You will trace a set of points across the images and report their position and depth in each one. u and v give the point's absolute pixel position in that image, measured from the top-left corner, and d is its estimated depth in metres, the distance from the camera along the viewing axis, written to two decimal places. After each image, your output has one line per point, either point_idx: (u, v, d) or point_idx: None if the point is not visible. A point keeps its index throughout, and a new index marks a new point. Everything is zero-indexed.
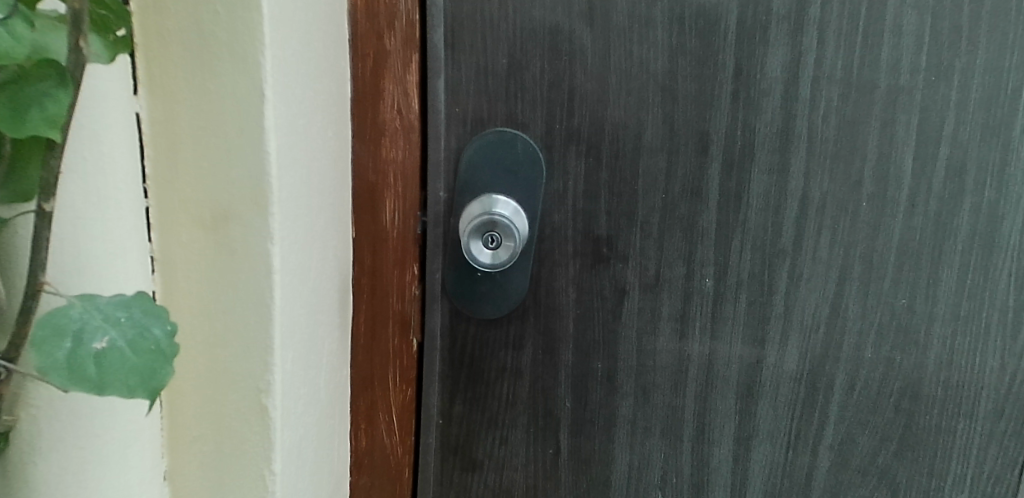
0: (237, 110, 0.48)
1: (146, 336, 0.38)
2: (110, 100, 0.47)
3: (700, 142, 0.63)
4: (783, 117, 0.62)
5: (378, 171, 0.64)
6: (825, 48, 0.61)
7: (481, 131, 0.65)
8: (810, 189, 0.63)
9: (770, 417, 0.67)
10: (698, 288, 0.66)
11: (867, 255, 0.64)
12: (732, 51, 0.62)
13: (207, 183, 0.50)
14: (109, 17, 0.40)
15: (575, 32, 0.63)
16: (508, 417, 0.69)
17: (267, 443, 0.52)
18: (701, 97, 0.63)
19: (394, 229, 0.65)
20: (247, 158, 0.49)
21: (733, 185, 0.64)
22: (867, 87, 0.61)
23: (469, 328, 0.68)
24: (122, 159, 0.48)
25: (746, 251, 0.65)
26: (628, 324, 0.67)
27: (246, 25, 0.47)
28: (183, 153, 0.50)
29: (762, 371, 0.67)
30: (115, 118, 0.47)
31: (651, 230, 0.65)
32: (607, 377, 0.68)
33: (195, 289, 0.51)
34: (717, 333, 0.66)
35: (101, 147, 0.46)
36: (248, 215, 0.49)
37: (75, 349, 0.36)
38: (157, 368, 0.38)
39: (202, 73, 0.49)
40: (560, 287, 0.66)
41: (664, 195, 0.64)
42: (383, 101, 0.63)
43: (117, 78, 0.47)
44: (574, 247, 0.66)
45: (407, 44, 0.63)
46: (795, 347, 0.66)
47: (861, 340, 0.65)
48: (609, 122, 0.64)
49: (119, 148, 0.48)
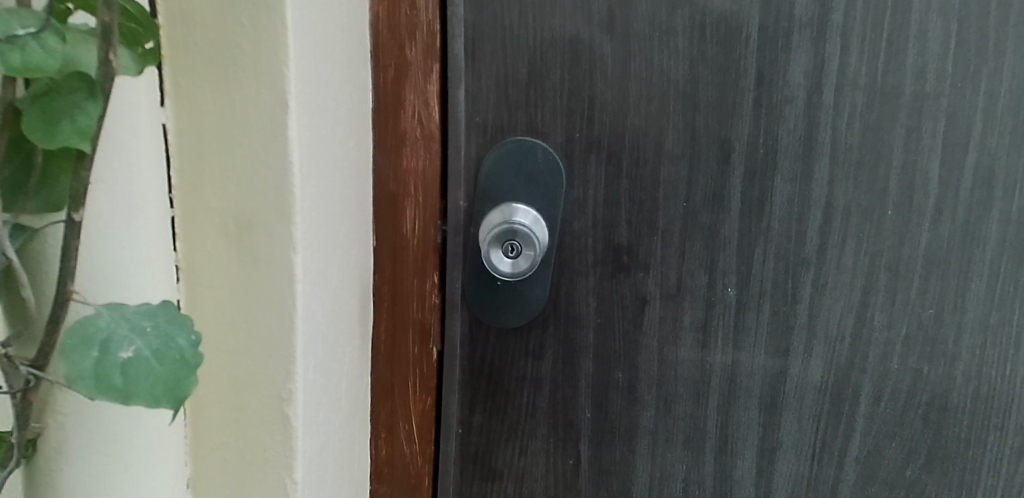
0: (261, 120, 0.49)
1: (171, 345, 0.38)
2: (138, 112, 0.48)
3: (722, 149, 0.63)
4: (806, 125, 0.62)
5: (398, 180, 0.65)
6: (849, 55, 0.61)
7: (501, 140, 0.65)
8: (834, 198, 0.63)
9: (794, 428, 0.67)
10: (720, 298, 0.65)
11: (893, 263, 0.63)
12: (754, 57, 0.62)
13: (231, 192, 0.50)
14: (138, 30, 0.40)
15: (596, 41, 0.62)
16: (528, 426, 0.69)
17: (289, 451, 0.52)
18: (722, 105, 0.62)
19: (414, 238, 0.66)
20: (270, 167, 0.49)
21: (756, 193, 0.63)
22: (892, 94, 0.61)
23: (489, 336, 0.67)
24: (152, 171, 0.49)
25: (769, 260, 0.64)
26: (649, 333, 0.66)
27: (269, 37, 0.48)
28: (208, 163, 0.50)
29: (787, 381, 0.66)
30: (143, 130, 0.48)
31: (672, 238, 0.65)
32: (628, 387, 0.67)
33: (219, 297, 0.51)
34: (740, 343, 0.66)
35: (134, 158, 0.47)
36: (271, 224, 0.50)
37: (103, 358, 0.37)
38: (181, 378, 0.37)
39: (227, 84, 0.49)
40: (580, 296, 0.66)
41: (686, 203, 0.64)
42: (404, 111, 0.64)
43: (144, 89, 0.48)
44: (594, 256, 0.65)
45: (427, 54, 0.63)
46: (819, 357, 0.65)
47: (887, 350, 0.64)
48: (630, 130, 0.64)
49: (150, 160, 0.49)
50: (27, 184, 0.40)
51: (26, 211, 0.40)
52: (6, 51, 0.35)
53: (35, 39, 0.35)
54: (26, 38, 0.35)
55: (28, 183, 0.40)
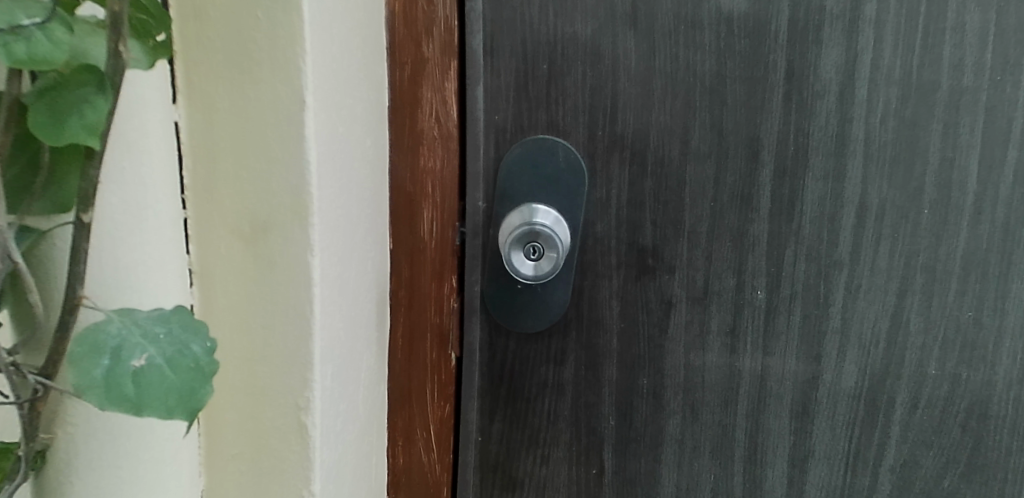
0: (277, 118, 0.47)
1: (185, 353, 0.36)
2: (147, 109, 0.46)
3: (751, 147, 0.61)
4: (838, 121, 0.60)
5: (415, 181, 0.62)
6: (882, 49, 0.59)
7: (521, 138, 0.63)
8: (867, 196, 0.61)
9: (827, 436, 0.64)
10: (749, 301, 0.63)
11: (929, 265, 0.61)
12: (784, 51, 0.59)
13: (246, 193, 0.48)
14: (149, 21, 0.38)
15: (619, 36, 0.61)
16: (549, 434, 0.67)
17: (306, 462, 0.50)
18: (751, 100, 0.60)
19: (432, 240, 0.63)
20: (286, 167, 0.47)
21: (787, 192, 0.61)
22: (927, 88, 0.59)
23: (509, 342, 0.66)
24: (161, 171, 0.47)
25: (800, 261, 0.62)
26: (675, 338, 0.64)
27: (285, 30, 0.46)
28: (222, 163, 0.48)
29: (818, 388, 0.64)
30: (153, 127, 0.46)
31: (698, 239, 0.62)
32: (653, 393, 0.65)
33: (234, 302, 0.50)
34: (770, 347, 0.63)
35: (141, 158, 0.45)
36: (288, 225, 0.48)
37: (114, 367, 0.35)
38: (196, 387, 0.36)
39: (242, 81, 0.47)
40: (603, 300, 0.64)
41: (713, 203, 0.62)
42: (421, 109, 0.62)
43: (155, 86, 0.46)
44: (618, 259, 0.63)
45: (445, 50, 0.61)
46: (853, 362, 0.63)
47: (923, 356, 0.62)
48: (655, 127, 0.61)
49: (161, 160, 0.47)
50: (33, 183, 0.38)
51: (31, 212, 0.38)
52: (11, 43, 0.33)
53: (41, 29, 0.33)
54: (31, 29, 0.33)
55: (34, 182, 0.38)
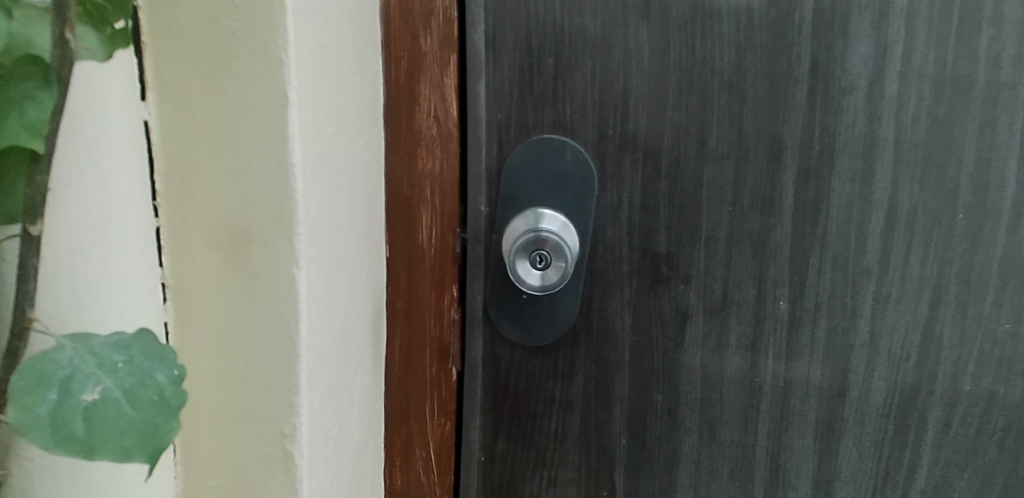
0: (257, 117, 0.43)
1: (146, 384, 0.32)
2: (112, 107, 0.42)
3: (773, 148, 0.57)
4: (867, 119, 0.56)
5: (412, 184, 0.59)
6: (914, 40, 0.54)
7: (525, 138, 0.59)
8: (898, 199, 0.56)
9: (853, 457, 0.60)
10: (771, 312, 0.59)
11: (964, 273, 0.57)
12: (809, 44, 0.55)
13: (223, 200, 0.44)
14: (105, 6, 0.34)
15: (631, 28, 0.56)
16: (557, 454, 0.62)
17: (293, 493, 0.46)
18: (773, 97, 0.56)
19: (431, 247, 0.60)
20: (268, 171, 0.43)
21: (811, 195, 0.57)
22: (963, 84, 0.55)
23: (513, 356, 0.61)
24: (127, 175, 0.43)
25: (825, 270, 0.58)
26: (691, 352, 0.60)
27: (266, 20, 0.41)
28: (197, 167, 0.44)
29: (845, 406, 0.59)
30: (119, 127, 0.42)
31: (716, 246, 0.58)
32: (667, 410, 0.61)
33: (211, 318, 0.45)
34: (793, 362, 0.59)
35: (104, 160, 0.42)
36: (270, 235, 0.44)
37: (62, 402, 0.30)
38: (159, 424, 0.32)
39: (218, 76, 0.43)
40: (614, 311, 0.60)
41: (732, 208, 0.58)
42: (419, 107, 0.58)
43: (120, 81, 0.42)
44: (630, 267, 0.59)
45: (444, 44, 0.57)
46: (882, 378, 0.59)
47: (957, 371, 0.58)
48: (669, 126, 0.57)
49: (127, 162, 0.43)
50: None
51: None
52: None
53: None
54: None
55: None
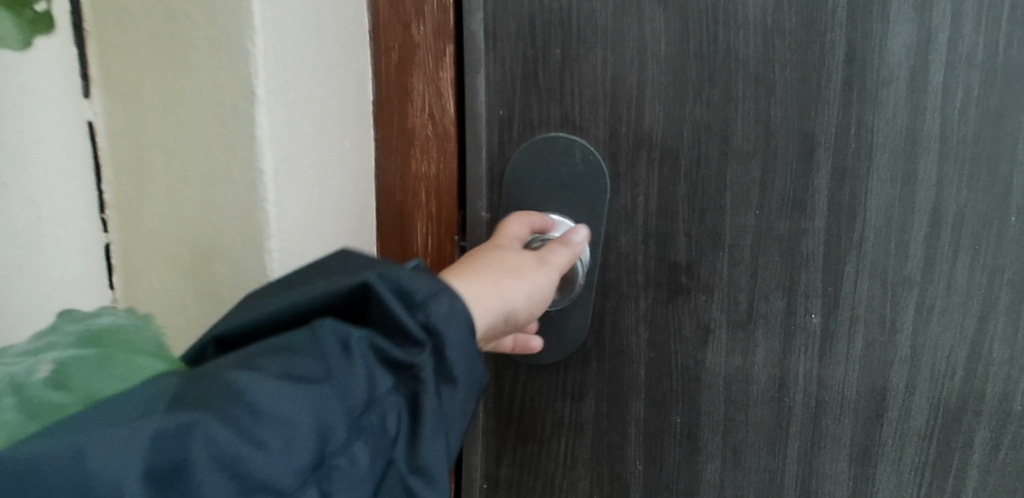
0: (212, 123, 0.43)
1: (96, 325, 0.39)
2: (41, 106, 0.44)
3: (804, 144, 0.51)
4: (908, 112, 0.49)
5: (406, 188, 0.56)
6: (961, 23, 0.47)
7: (530, 137, 0.55)
8: (942, 201, 0.49)
9: (891, 484, 0.53)
10: (802, 326, 0.53)
11: (1017, 282, 0.48)
12: (844, 28, 0.49)
13: (176, 208, 0.46)
14: None
15: (646, 13, 0.51)
16: (568, 479, 0.59)
17: None
18: (805, 87, 0.50)
19: (428, 254, 0.57)
20: (223, 181, 0.44)
21: (847, 197, 0.51)
22: (1018, 71, 0.47)
23: (517, 375, 0.60)
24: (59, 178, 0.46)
25: (863, 279, 0.51)
26: (713, 370, 0.55)
27: (220, 17, 0.41)
28: (150, 174, 0.46)
29: (882, 428, 0.52)
30: (52, 130, 0.45)
31: (741, 254, 0.53)
32: (687, 433, 0.56)
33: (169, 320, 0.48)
34: (826, 381, 0.53)
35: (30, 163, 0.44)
36: (234, 246, 0.45)
37: (24, 396, 0.34)
38: (132, 335, 0.38)
39: (167, 79, 0.44)
40: (629, 325, 0.56)
41: (758, 212, 0.52)
42: (412, 103, 0.55)
43: (54, 81, 0.45)
44: (646, 277, 0.55)
45: (439, 34, 0.54)
46: (924, 396, 0.51)
47: (1008, 387, 0.49)
48: (689, 122, 0.52)
49: (59, 165, 0.46)
50: None
51: None
52: None
53: None
54: None
55: None
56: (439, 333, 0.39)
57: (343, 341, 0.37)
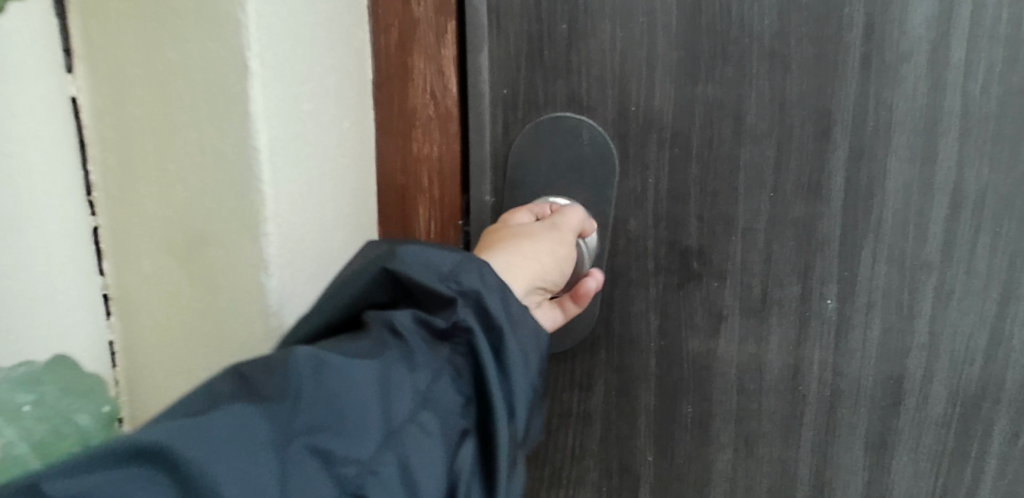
0: (206, 96, 0.39)
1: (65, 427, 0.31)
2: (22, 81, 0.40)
3: (820, 123, 0.49)
4: (928, 90, 0.47)
5: (407, 171, 0.53)
6: None
7: (535, 118, 0.53)
8: (963, 182, 0.47)
9: (907, 472, 0.51)
10: (817, 312, 0.51)
11: None
12: (862, 2, 0.47)
13: (167, 187, 0.42)
14: None
15: None
16: (575, 471, 0.57)
17: None
18: (821, 65, 0.48)
19: (430, 239, 0.54)
20: (220, 161, 0.40)
21: (864, 179, 0.49)
22: None
23: None
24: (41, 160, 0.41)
25: (880, 263, 0.50)
26: (726, 358, 0.53)
27: None
28: (137, 150, 0.42)
29: (900, 416, 0.51)
30: (27, 107, 0.40)
31: (755, 238, 0.51)
32: (698, 423, 0.54)
33: (160, 310, 0.44)
34: (842, 369, 0.51)
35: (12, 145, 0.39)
36: (230, 230, 0.41)
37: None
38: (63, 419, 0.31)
39: (156, 48, 0.39)
40: (638, 312, 0.54)
41: (773, 194, 0.50)
42: (413, 82, 0.52)
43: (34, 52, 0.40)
44: (656, 263, 0.53)
45: (440, 10, 0.51)
46: (942, 384, 0.50)
47: None
48: (701, 102, 0.50)
49: (43, 144, 0.41)
50: None
51: None
52: None
53: None
54: None
55: None
56: (477, 293, 0.38)
57: (392, 324, 0.36)
